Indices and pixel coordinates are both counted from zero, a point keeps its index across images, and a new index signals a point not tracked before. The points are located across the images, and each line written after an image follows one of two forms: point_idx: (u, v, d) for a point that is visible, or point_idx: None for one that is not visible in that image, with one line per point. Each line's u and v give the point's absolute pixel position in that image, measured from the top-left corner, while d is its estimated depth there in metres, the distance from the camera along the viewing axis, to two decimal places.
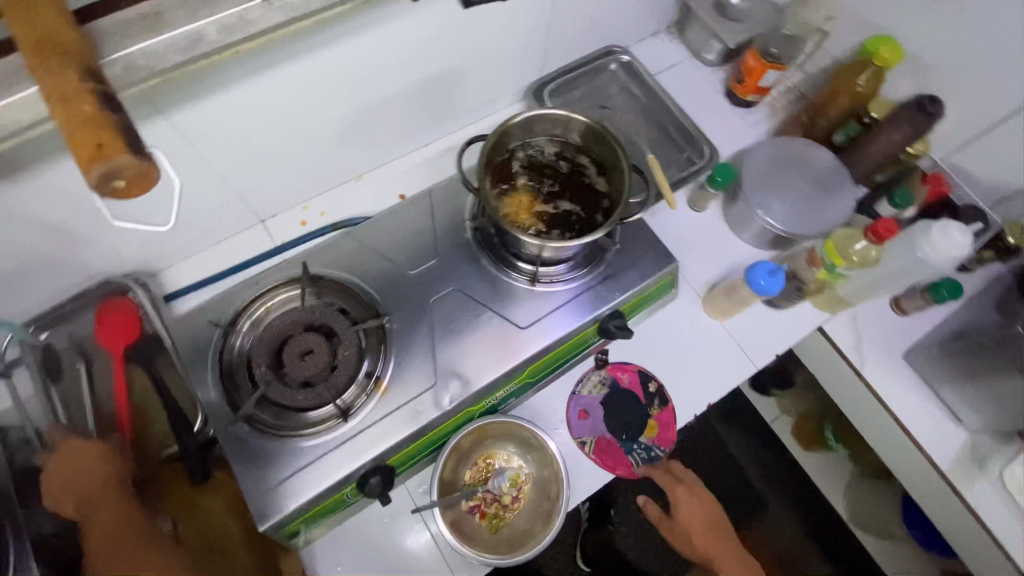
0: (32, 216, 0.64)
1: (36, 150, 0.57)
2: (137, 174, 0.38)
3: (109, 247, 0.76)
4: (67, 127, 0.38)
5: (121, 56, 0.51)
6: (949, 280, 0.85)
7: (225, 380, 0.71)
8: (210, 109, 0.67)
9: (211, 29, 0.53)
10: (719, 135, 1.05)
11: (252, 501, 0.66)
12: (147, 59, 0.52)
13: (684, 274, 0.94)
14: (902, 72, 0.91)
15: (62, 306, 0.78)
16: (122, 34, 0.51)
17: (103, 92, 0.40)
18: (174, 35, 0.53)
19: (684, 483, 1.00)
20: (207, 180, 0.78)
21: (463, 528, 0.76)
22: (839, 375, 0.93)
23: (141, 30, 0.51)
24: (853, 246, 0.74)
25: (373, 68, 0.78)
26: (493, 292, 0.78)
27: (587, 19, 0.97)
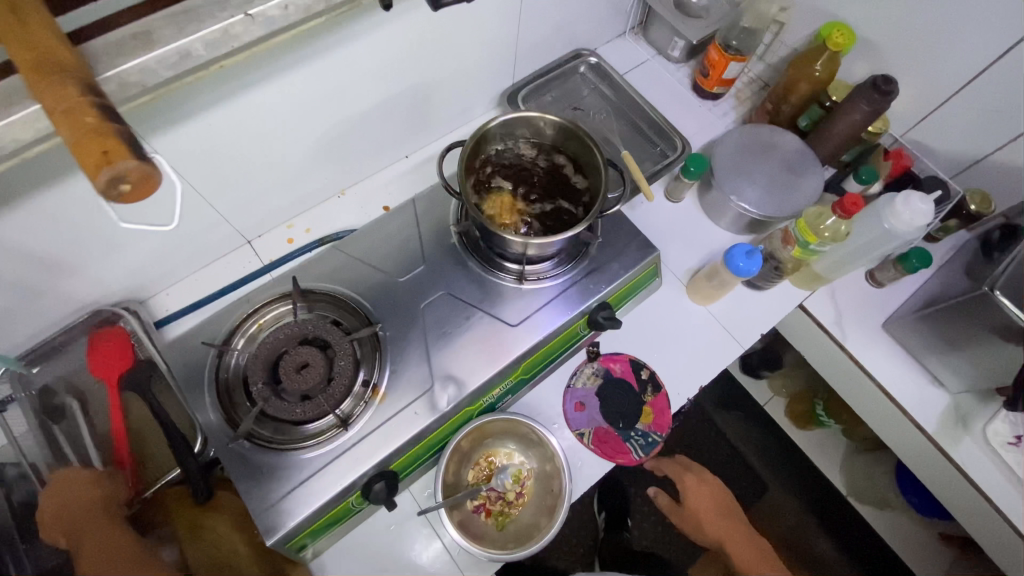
0: (19, 249, 0.64)
1: (20, 181, 0.58)
2: (141, 178, 0.36)
3: (97, 275, 0.76)
4: (73, 142, 0.36)
5: (115, 74, 0.44)
6: (918, 248, 0.89)
7: (223, 399, 0.71)
8: (192, 132, 0.68)
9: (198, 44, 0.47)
10: (690, 128, 1.09)
11: (259, 516, 0.66)
12: (140, 76, 0.45)
13: (666, 263, 0.97)
14: (857, 56, 0.95)
15: (53, 338, 0.78)
16: (114, 53, 0.45)
17: (105, 106, 0.37)
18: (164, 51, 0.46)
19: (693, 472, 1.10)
20: (193, 204, 0.79)
21: (470, 527, 0.77)
22: (823, 349, 0.96)
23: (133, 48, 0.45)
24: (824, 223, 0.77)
25: (350, 83, 0.80)
26: (482, 293, 0.80)
27: (554, 24, 1.00)
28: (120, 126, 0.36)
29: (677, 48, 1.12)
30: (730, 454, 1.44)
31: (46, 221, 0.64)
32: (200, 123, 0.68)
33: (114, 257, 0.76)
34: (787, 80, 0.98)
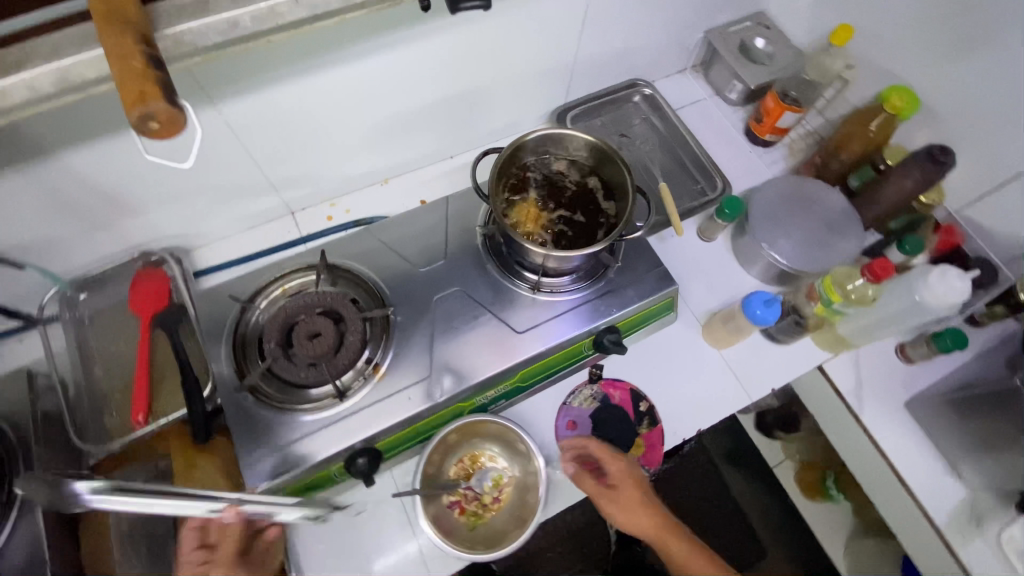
0: (89, 181, 0.72)
1: (96, 120, 0.65)
2: (168, 120, 0.40)
3: (152, 219, 0.83)
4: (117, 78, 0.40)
5: (171, 32, 0.47)
6: (955, 329, 0.85)
7: (237, 352, 0.76)
8: (256, 103, 0.75)
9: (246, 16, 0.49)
10: (734, 171, 1.08)
11: (247, 466, 0.70)
12: (193, 37, 0.49)
13: (686, 300, 0.96)
14: (917, 123, 0.93)
15: (103, 269, 0.86)
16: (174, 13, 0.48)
17: (152, 56, 0.42)
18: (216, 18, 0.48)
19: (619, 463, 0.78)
20: (246, 168, 0.85)
21: (442, 521, 0.77)
22: (837, 417, 0.92)
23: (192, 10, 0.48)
24: (852, 283, 0.74)
25: (406, 79, 0.85)
26: (495, 296, 0.82)
27: (613, 51, 1.02)
28: (161, 76, 0.41)
29: (735, 91, 1.12)
30: (731, 512, 1.38)
31: (115, 159, 0.71)
32: (264, 95, 0.75)
33: (169, 205, 0.83)
34: (839, 137, 0.97)
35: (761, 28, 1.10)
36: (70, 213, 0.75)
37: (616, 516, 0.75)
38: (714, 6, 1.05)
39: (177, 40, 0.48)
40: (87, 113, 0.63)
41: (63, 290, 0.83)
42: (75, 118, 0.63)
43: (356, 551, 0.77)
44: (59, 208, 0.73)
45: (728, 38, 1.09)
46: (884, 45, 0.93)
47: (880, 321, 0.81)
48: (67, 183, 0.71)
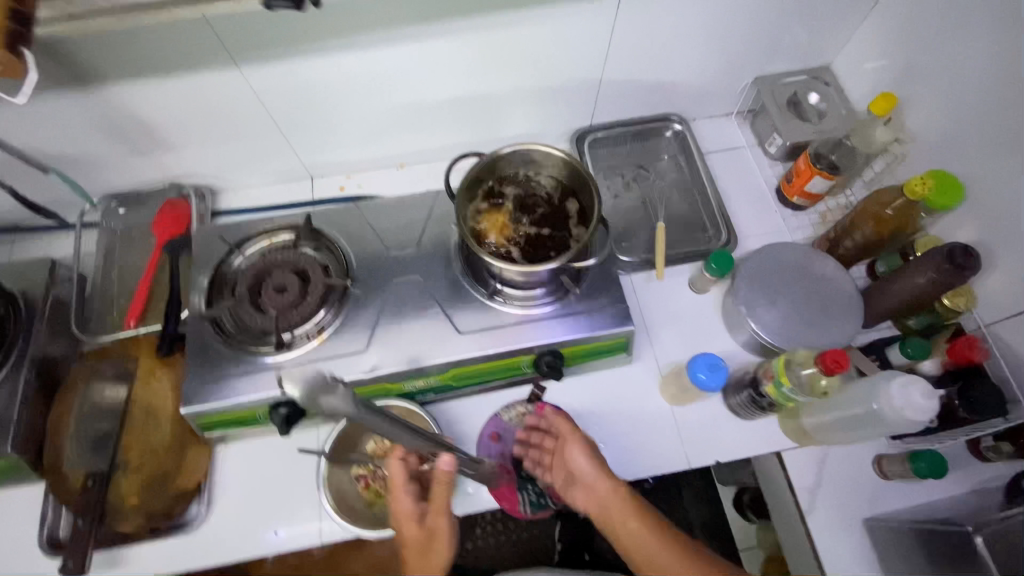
0: (128, 113, 0.84)
1: (130, 60, 0.76)
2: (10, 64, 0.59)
3: (184, 157, 0.95)
4: None
5: None
6: (936, 453, 0.75)
7: (213, 287, 0.85)
8: (275, 72, 0.83)
9: None
10: (750, 227, 1.01)
11: (187, 387, 0.78)
12: None
13: (654, 347, 0.92)
14: (961, 216, 0.82)
15: (141, 192, 0.99)
16: None
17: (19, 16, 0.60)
18: None
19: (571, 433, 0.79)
20: (268, 128, 0.94)
21: (343, 487, 0.81)
22: (786, 512, 0.84)
23: None
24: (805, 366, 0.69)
25: (422, 72, 0.89)
26: (450, 294, 0.84)
27: (644, 80, 1.00)
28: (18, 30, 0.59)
29: (773, 145, 1.04)
30: None
31: (151, 97, 0.83)
32: (284, 67, 0.82)
33: (198, 147, 0.94)
34: (855, 212, 0.87)
35: (816, 83, 1.03)
36: (114, 138, 0.88)
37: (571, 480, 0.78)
38: (766, 53, 1.00)
39: None
40: (125, 54, 0.74)
41: (106, 203, 0.98)
42: (110, 55, 0.74)
43: (264, 493, 0.83)
44: (104, 132, 0.86)
45: (777, 89, 1.03)
46: (942, 122, 0.83)
47: (842, 420, 0.74)
48: (111, 111, 0.83)
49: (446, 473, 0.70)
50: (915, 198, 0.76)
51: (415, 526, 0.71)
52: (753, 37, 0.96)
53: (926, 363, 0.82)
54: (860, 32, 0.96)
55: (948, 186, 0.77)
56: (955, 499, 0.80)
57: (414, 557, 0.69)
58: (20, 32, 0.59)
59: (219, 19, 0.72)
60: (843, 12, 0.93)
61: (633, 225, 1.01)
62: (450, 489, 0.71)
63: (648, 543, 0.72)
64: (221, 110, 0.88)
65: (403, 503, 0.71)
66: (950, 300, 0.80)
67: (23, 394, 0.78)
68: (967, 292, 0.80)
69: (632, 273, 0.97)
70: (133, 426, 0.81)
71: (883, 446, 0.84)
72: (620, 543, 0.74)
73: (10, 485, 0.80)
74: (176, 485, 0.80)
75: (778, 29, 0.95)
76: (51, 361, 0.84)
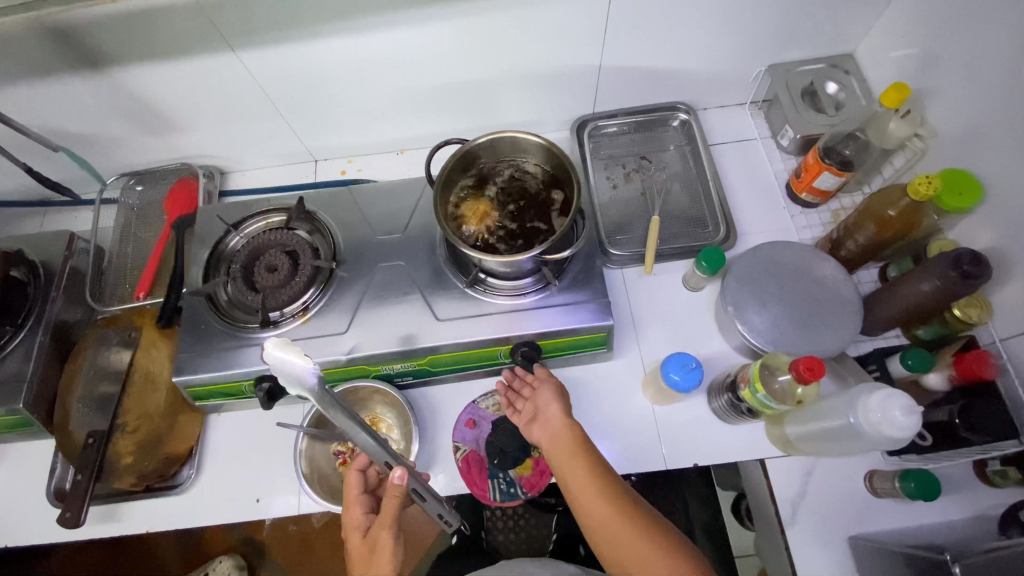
0: (137, 95, 0.88)
1: (132, 45, 0.79)
2: None
3: (193, 138, 1.00)
4: None
5: None
6: (927, 472, 0.71)
7: (211, 264, 0.89)
8: (270, 57, 0.85)
9: None
10: (753, 224, 0.96)
11: (178, 358, 0.82)
12: None
13: (640, 343, 0.90)
14: (981, 220, 0.75)
15: (156, 170, 1.05)
16: None
17: None
18: None
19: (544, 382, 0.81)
20: (269, 112, 0.96)
21: (321, 463, 0.84)
22: (767, 522, 0.81)
23: None
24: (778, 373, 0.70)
25: (415, 60, 0.89)
26: (432, 280, 0.85)
27: (646, 68, 0.96)
28: None
29: (785, 138, 0.98)
30: None
31: (155, 81, 0.86)
32: (277, 52, 0.84)
33: (205, 129, 0.98)
34: (860, 212, 0.82)
35: (835, 72, 0.98)
36: (127, 119, 0.93)
37: (536, 430, 0.78)
38: (782, 40, 0.94)
39: None
40: (127, 39, 0.78)
41: (125, 180, 1.04)
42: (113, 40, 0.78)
43: (249, 462, 0.87)
44: (117, 113, 0.92)
45: (792, 79, 0.98)
46: (968, 117, 0.76)
47: (823, 431, 0.72)
48: (120, 93, 0.88)
49: (397, 488, 0.67)
50: (923, 199, 0.72)
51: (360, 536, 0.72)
52: (766, 23, 0.90)
53: (932, 377, 0.76)
54: (889, 18, 0.89)
55: (964, 186, 0.72)
56: (953, 524, 0.75)
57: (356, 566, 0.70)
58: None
59: (210, 6, 0.75)
60: None
61: (629, 218, 0.98)
62: (395, 507, 0.70)
63: (602, 502, 0.68)
64: (222, 94, 0.91)
65: (353, 514, 0.74)
66: (962, 311, 0.73)
67: (38, 352, 0.85)
68: (983, 303, 0.73)
69: (624, 267, 0.95)
70: (133, 391, 0.86)
71: (878, 462, 0.79)
72: (576, 503, 0.70)
73: (29, 434, 0.88)
74: (170, 448, 0.85)
75: (795, 15, 0.89)
76: (66, 325, 0.91)
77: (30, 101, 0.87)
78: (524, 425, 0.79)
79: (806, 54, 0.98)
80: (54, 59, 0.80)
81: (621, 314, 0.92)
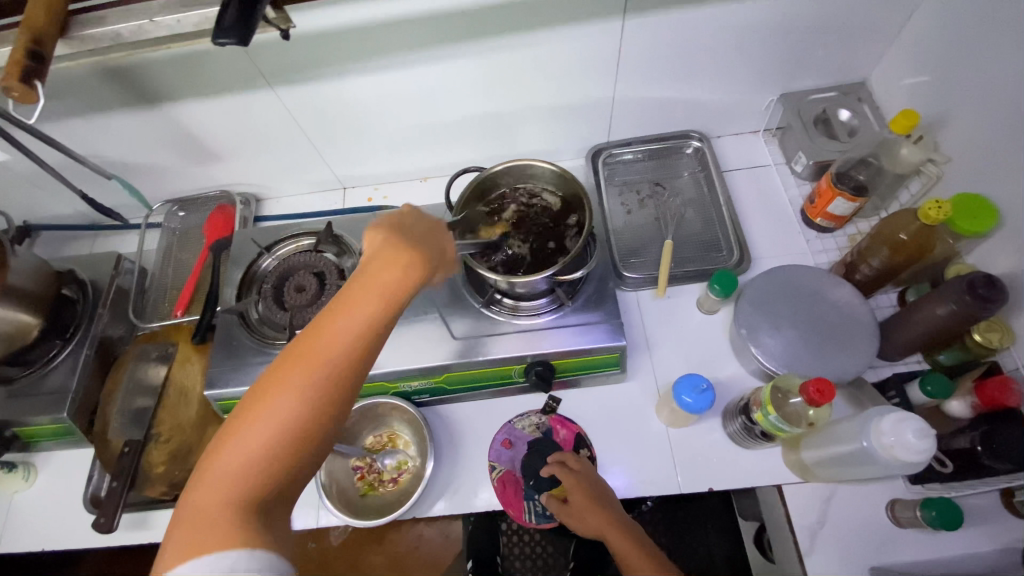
0: (184, 127, 0.96)
1: (182, 81, 0.87)
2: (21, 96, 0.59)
3: (231, 166, 1.07)
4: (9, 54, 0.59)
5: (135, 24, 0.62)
6: (950, 501, 0.69)
7: (244, 284, 0.94)
8: (304, 92, 0.91)
9: (196, 19, 0.61)
10: (767, 248, 0.97)
11: (209, 372, 0.87)
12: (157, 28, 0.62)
13: (654, 365, 0.91)
14: (1000, 244, 0.74)
15: (198, 198, 1.13)
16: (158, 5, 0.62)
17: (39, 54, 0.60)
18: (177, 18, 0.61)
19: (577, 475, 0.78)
20: (302, 143, 1.03)
21: (341, 478, 0.86)
22: (786, 550, 0.80)
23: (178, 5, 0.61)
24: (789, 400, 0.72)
25: (440, 93, 0.94)
26: (449, 301, 0.88)
27: (659, 99, 1.00)
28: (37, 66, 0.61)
29: (799, 163, 1.00)
30: None
31: (200, 115, 0.94)
32: (313, 87, 0.90)
33: (242, 159, 1.05)
34: (871, 236, 0.83)
35: (848, 100, 0.99)
36: (174, 149, 1.01)
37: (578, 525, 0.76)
38: (793, 69, 0.96)
39: (135, 30, 0.62)
40: (179, 76, 0.85)
41: (168, 206, 1.12)
42: (166, 77, 0.85)
43: None
44: (165, 144, 0.99)
45: (804, 107, 1.00)
46: (985, 142, 0.76)
47: (836, 457, 0.71)
48: (170, 127, 0.95)
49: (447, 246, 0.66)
50: (934, 222, 0.73)
51: (416, 226, 0.54)
52: (778, 54, 0.92)
53: (954, 404, 0.75)
54: (902, 46, 0.90)
55: (977, 211, 0.73)
56: (981, 556, 0.72)
57: (390, 242, 0.51)
58: (34, 67, 0.58)
59: (253, 48, 0.82)
60: (877, 25, 0.88)
61: (643, 241, 1.00)
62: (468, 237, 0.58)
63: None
64: (260, 126, 0.98)
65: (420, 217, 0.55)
66: (983, 336, 0.72)
67: (83, 364, 0.92)
68: (1003, 328, 0.72)
69: (638, 290, 0.97)
70: (167, 403, 0.92)
71: (901, 490, 0.77)
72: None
73: (68, 443, 0.93)
74: (199, 458, 0.89)
75: (806, 45, 0.91)
76: (110, 340, 0.98)
77: (89, 133, 0.95)
78: (585, 531, 0.75)
79: (818, 82, 1.00)
80: (113, 96, 0.88)
81: (635, 336, 0.93)
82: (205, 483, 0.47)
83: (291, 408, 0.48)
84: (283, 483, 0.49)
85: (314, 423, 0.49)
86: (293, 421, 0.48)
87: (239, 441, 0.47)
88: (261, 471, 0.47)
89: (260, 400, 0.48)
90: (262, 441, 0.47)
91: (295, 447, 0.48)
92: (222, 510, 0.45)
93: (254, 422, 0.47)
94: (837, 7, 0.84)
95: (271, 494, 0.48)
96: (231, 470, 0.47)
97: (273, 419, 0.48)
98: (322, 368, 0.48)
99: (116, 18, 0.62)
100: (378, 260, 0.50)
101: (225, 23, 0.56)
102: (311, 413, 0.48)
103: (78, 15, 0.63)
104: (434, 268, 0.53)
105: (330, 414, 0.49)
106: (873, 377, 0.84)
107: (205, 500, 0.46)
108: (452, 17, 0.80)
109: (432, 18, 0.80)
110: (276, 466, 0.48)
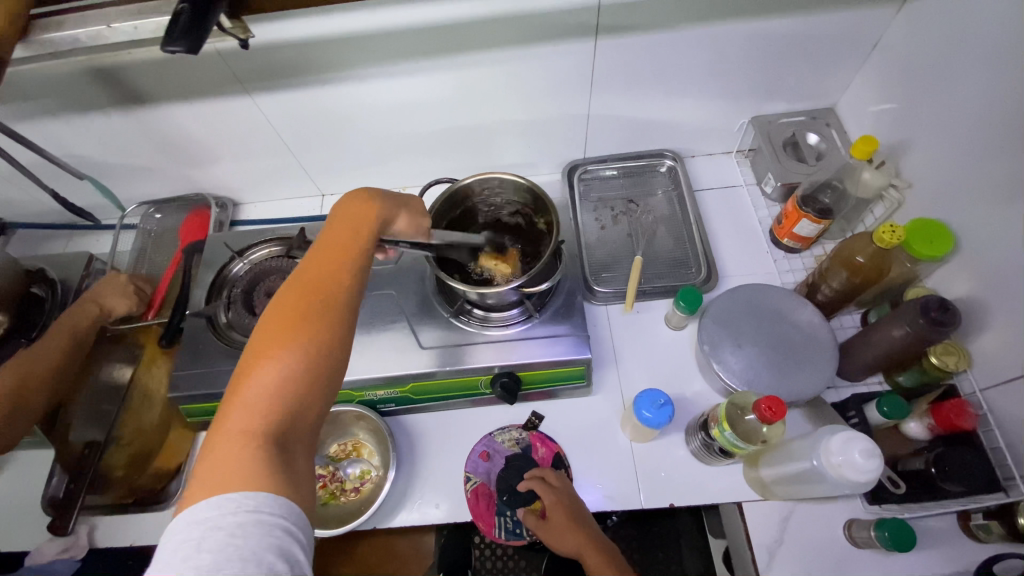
0: (159, 130, 0.97)
1: (156, 85, 0.88)
2: None
3: (208, 169, 1.08)
4: None
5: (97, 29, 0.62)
6: (902, 522, 0.69)
7: (213, 288, 0.94)
8: (281, 100, 0.92)
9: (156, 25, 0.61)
10: (736, 267, 0.99)
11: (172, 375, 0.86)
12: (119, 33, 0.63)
13: (622, 379, 0.91)
14: (958, 269, 0.76)
15: (175, 201, 1.13)
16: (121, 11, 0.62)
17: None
18: (138, 25, 0.62)
19: (554, 491, 0.80)
20: (280, 150, 1.04)
21: None
22: (747, 569, 0.79)
23: (140, 11, 0.62)
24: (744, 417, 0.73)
25: (416, 105, 0.95)
26: (419, 310, 0.88)
27: (632, 119, 1.02)
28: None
29: (769, 185, 1.02)
30: None
31: (176, 119, 0.94)
32: (289, 95, 0.91)
33: (219, 163, 1.06)
34: (830, 258, 0.85)
35: (816, 124, 1.02)
36: (149, 151, 1.01)
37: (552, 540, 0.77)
38: (763, 93, 0.99)
39: (97, 33, 0.63)
40: (154, 79, 0.86)
41: (145, 208, 1.13)
42: (140, 78, 0.86)
43: None
44: (141, 146, 1.00)
45: (774, 130, 1.03)
46: (944, 169, 0.78)
47: (792, 475, 0.73)
48: (146, 129, 0.96)
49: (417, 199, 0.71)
50: (889, 246, 0.75)
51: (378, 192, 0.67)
52: (746, 78, 0.95)
53: (912, 425, 0.76)
54: (867, 75, 0.93)
55: (935, 236, 0.74)
56: None
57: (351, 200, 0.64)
58: None
59: (228, 55, 0.83)
60: (841, 54, 0.91)
61: (616, 257, 1.02)
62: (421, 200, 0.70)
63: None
64: (236, 132, 0.98)
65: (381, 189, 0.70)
66: (940, 359, 0.73)
67: None
68: (960, 351, 0.73)
69: (608, 304, 0.98)
70: (132, 407, 0.93)
71: (858, 510, 0.77)
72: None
73: (22, 446, 0.90)
74: (159, 463, 0.89)
75: (773, 70, 0.93)
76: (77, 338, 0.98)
77: (62, 134, 0.95)
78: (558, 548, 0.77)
79: (788, 106, 1.03)
80: (86, 97, 0.89)
81: (603, 350, 0.94)
82: (227, 422, 0.48)
83: (298, 351, 0.51)
84: (298, 418, 0.50)
85: (317, 363, 0.52)
86: (304, 354, 0.52)
87: (251, 387, 0.50)
88: (278, 404, 0.49)
89: (264, 349, 0.51)
90: (274, 373, 0.50)
91: (305, 388, 0.51)
92: (245, 439, 0.47)
93: (267, 360, 0.51)
94: (801, 36, 0.87)
95: (292, 429, 0.50)
96: (250, 407, 0.49)
97: (282, 352, 0.51)
98: (323, 307, 0.55)
99: (74, 23, 0.63)
100: (348, 215, 0.62)
101: (178, 29, 0.57)
102: (317, 341, 0.53)
103: (37, 20, 0.64)
104: (392, 213, 0.65)
105: (335, 346, 0.54)
106: (834, 397, 0.85)
107: (229, 437, 0.47)
108: (426, 31, 0.81)
109: (406, 32, 0.81)
110: (292, 399, 0.50)
